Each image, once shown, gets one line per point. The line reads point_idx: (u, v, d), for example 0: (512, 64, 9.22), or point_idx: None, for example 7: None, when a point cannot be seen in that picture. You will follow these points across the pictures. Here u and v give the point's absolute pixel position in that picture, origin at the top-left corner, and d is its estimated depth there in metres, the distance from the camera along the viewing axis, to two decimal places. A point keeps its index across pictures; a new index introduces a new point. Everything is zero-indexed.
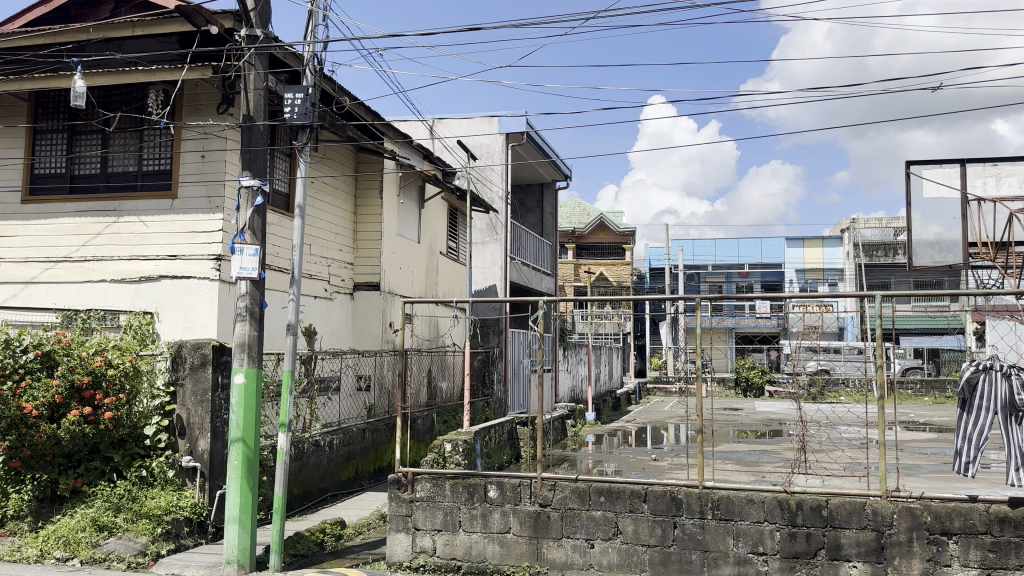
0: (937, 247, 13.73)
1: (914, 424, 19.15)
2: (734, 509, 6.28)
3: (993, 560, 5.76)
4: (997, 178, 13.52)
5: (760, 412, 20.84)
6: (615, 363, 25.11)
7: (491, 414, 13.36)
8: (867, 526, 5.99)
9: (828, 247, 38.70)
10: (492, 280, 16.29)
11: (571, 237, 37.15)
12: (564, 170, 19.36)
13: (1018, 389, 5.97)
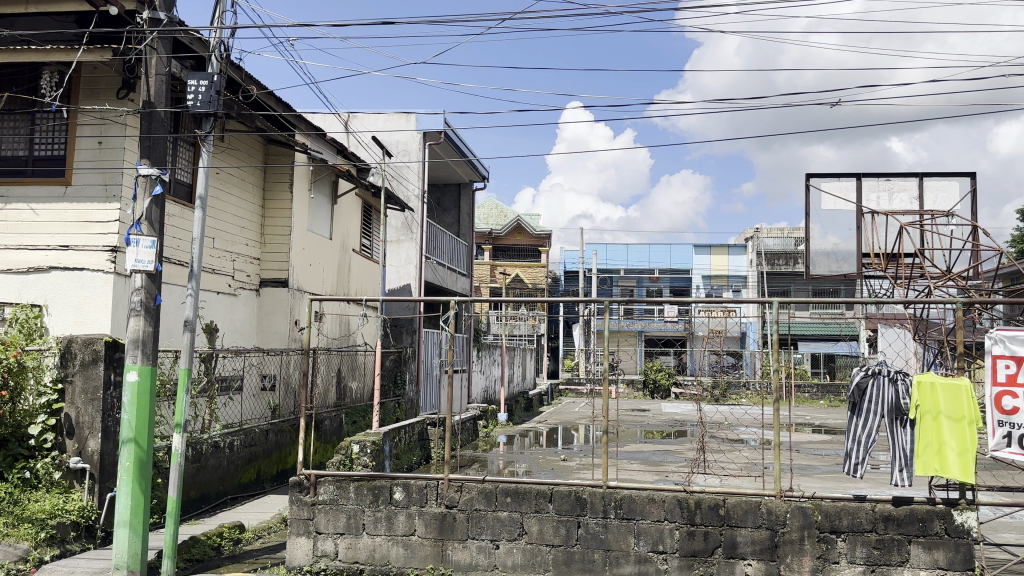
0: (834, 256, 14.36)
1: (810, 425, 20.03)
2: (636, 508, 6.38)
3: (878, 556, 6.02)
4: (889, 193, 14.19)
5: (666, 414, 21.39)
6: (529, 364, 25.29)
7: (402, 415, 13.13)
8: (762, 525, 6.17)
9: (733, 255, 39.99)
10: (406, 279, 16.12)
11: (488, 238, 37.27)
12: (482, 171, 19.35)
13: (904, 394, 6.27)
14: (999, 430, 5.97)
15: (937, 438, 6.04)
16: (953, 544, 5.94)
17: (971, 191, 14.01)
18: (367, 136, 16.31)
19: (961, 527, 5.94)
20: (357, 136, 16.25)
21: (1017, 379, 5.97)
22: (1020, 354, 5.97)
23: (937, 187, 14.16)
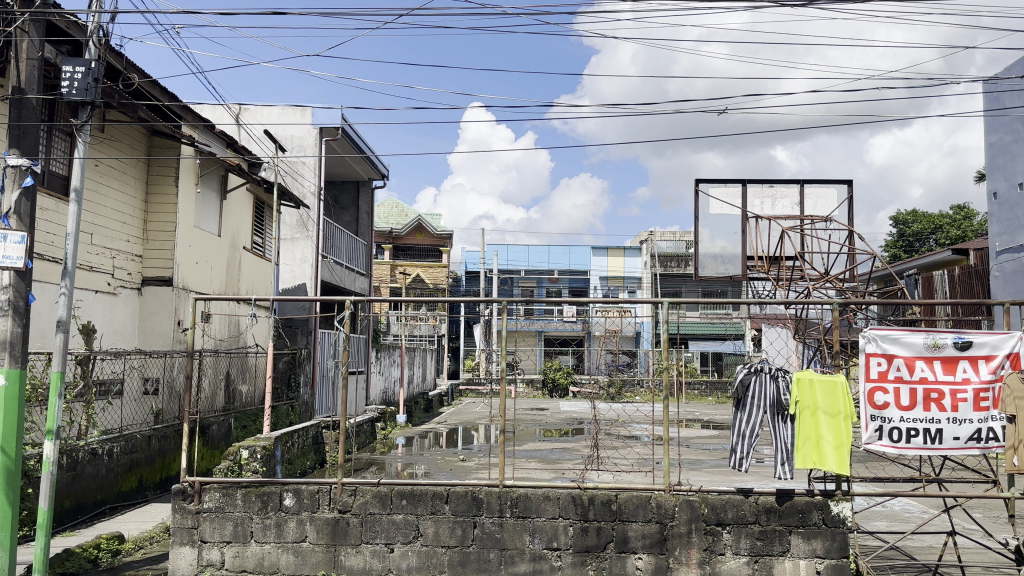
0: (721, 259, 14.91)
1: (699, 421, 20.74)
2: (531, 506, 6.41)
3: (760, 547, 6.25)
4: (772, 199, 14.83)
5: (563, 412, 21.68)
6: (429, 364, 25.18)
7: (296, 419, 12.70)
8: (652, 519, 6.32)
9: (629, 257, 40.96)
10: (301, 279, 15.71)
11: (388, 237, 36.83)
12: (381, 169, 19.10)
13: (783, 390, 6.55)
14: (872, 424, 6.30)
15: (815, 432, 6.33)
16: (830, 533, 6.21)
17: (847, 198, 14.85)
18: (259, 129, 15.79)
19: (837, 517, 6.23)
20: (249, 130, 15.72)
21: (888, 375, 6.33)
22: (891, 352, 6.34)
23: (817, 194, 14.92)
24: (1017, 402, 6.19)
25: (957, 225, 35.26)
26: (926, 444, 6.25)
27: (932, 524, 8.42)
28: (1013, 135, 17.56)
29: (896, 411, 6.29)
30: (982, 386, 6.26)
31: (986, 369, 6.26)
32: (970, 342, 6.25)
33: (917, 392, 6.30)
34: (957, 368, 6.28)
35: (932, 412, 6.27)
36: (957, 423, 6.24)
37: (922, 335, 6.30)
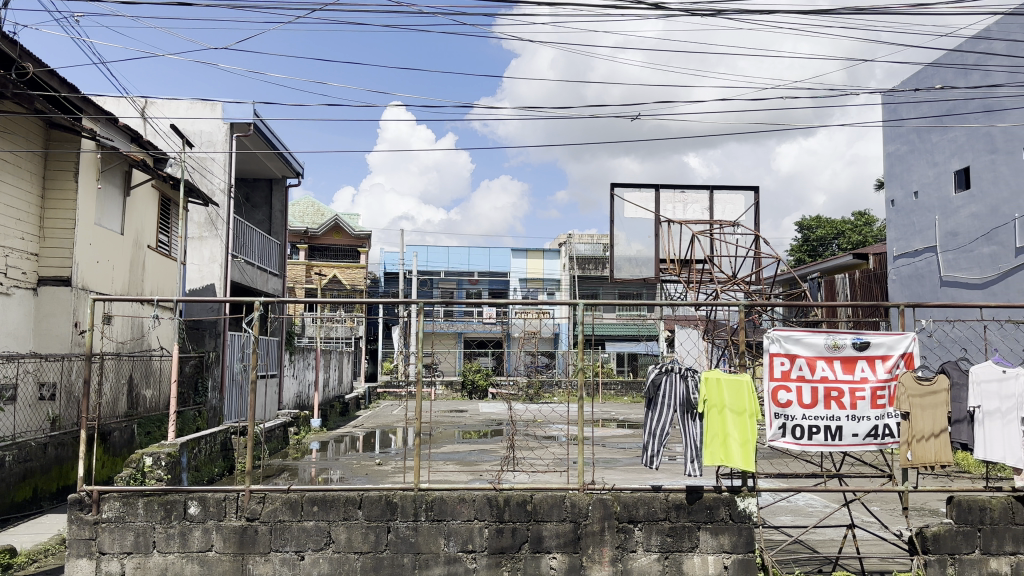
0: (635, 262, 15.21)
1: (615, 421, 21.11)
2: (446, 509, 6.38)
3: (671, 543, 6.38)
4: (683, 204, 15.31)
5: (482, 414, 21.70)
6: (346, 366, 24.80)
7: (203, 424, 12.28)
8: (566, 518, 6.38)
9: (548, 259, 41.29)
10: (210, 279, 15.24)
11: (303, 237, 36.11)
12: (296, 167, 18.73)
13: (693, 389, 6.72)
14: (776, 422, 6.51)
15: (722, 430, 6.51)
16: (737, 528, 6.40)
17: (754, 204, 15.42)
18: (165, 124, 15.24)
19: (743, 513, 6.42)
20: (155, 124, 15.14)
21: (790, 374, 6.56)
22: (793, 352, 6.57)
23: (725, 200, 15.42)
24: (910, 400, 6.51)
25: (857, 231, 37.01)
26: (827, 441, 6.50)
27: (832, 517, 8.78)
28: (908, 146, 18.51)
29: (798, 409, 6.53)
30: (879, 385, 6.56)
31: (882, 368, 6.56)
32: (867, 343, 6.54)
33: (819, 391, 6.55)
34: (856, 368, 6.56)
35: (833, 410, 6.52)
36: (856, 420, 6.51)
37: (823, 336, 6.56)
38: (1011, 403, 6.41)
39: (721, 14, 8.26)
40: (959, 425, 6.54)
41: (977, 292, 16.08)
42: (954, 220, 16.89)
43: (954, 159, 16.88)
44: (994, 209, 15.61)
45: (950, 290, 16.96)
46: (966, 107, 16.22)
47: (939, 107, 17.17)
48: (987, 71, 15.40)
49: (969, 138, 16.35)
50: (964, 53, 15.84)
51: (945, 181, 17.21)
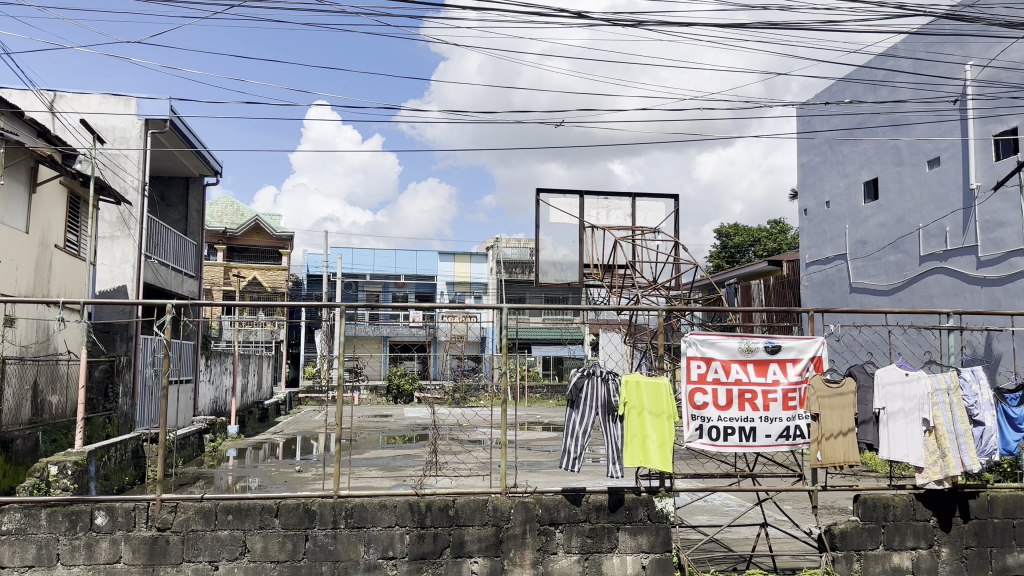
0: (560, 266, 15.33)
1: (540, 424, 21.25)
2: (366, 515, 6.29)
3: (591, 545, 6.46)
4: (607, 210, 15.49)
5: (407, 418, 21.55)
6: (265, 371, 24.25)
7: (113, 432, 11.82)
8: (488, 522, 6.39)
9: (475, 263, 41.26)
10: (121, 280, 14.72)
11: (222, 237, 35.15)
12: (213, 166, 18.19)
13: (614, 392, 6.82)
14: (693, 424, 6.66)
15: (641, 432, 6.63)
16: (654, 528, 6.52)
17: (674, 211, 15.73)
18: (76, 119, 14.48)
19: (661, 513, 6.56)
20: (64, 120, 14.38)
21: (706, 377, 6.73)
22: (709, 355, 6.75)
23: (647, 207, 15.69)
24: (820, 401, 6.75)
25: (773, 239, 38.34)
26: (741, 442, 6.69)
27: (747, 516, 9.05)
28: (821, 157, 19.25)
29: (714, 410, 6.70)
30: (790, 387, 6.79)
31: (793, 371, 6.80)
32: (779, 346, 6.78)
33: (733, 393, 6.74)
34: (768, 371, 6.78)
35: (746, 412, 6.72)
36: (769, 421, 6.73)
37: (736, 339, 6.77)
38: (913, 404, 6.69)
39: (642, 26, 8.43)
40: (865, 425, 6.81)
41: (884, 298, 16.84)
42: (863, 229, 17.65)
43: (863, 171, 17.64)
44: (900, 219, 16.38)
45: (859, 296, 17.71)
46: (875, 121, 16.99)
47: (849, 120, 17.93)
48: (894, 87, 16.16)
49: (877, 150, 17.12)
50: (873, 69, 16.59)
51: (855, 192, 17.96)
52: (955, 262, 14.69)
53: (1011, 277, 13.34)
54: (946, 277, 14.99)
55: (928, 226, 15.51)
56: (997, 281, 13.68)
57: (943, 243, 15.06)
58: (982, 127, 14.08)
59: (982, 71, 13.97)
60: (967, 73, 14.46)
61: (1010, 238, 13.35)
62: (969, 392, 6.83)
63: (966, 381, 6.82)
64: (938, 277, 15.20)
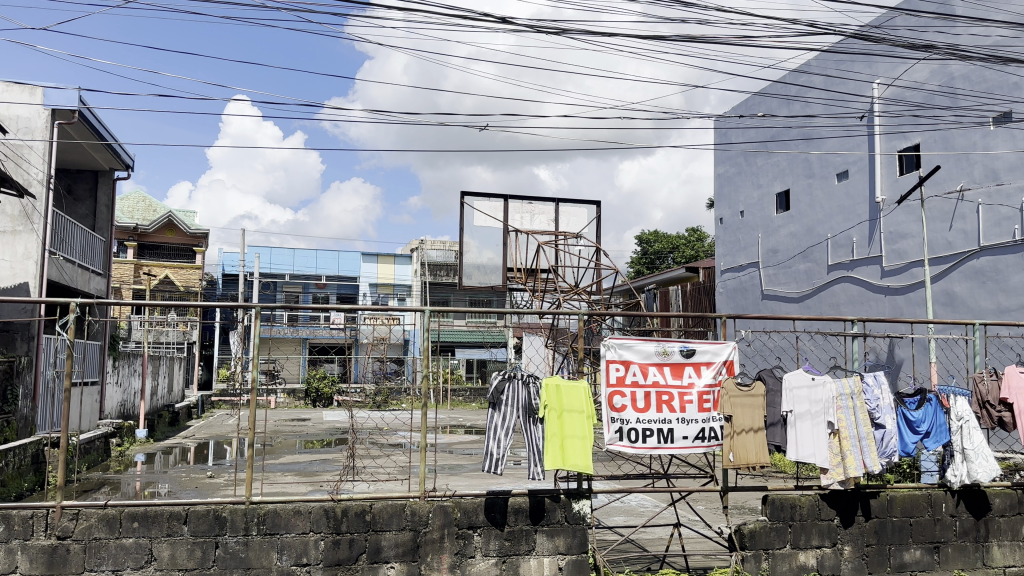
0: (484, 270, 15.32)
1: (462, 427, 21.23)
2: (279, 522, 6.15)
3: (508, 547, 6.48)
4: (531, 214, 15.36)
5: (325, 422, 21.18)
6: (177, 373, 23.47)
7: (11, 436, 11.23)
8: (406, 527, 6.33)
9: (398, 264, 40.87)
10: (23, 277, 14.01)
11: (133, 234, 33.88)
12: (125, 159, 17.57)
13: (534, 394, 6.88)
14: (612, 426, 6.74)
15: (561, 433, 6.66)
16: (572, 530, 6.58)
17: (596, 217, 16.00)
18: None
19: (578, 514, 6.62)
20: None
21: (625, 379, 6.84)
22: (627, 358, 6.87)
23: (570, 212, 15.87)
24: (733, 402, 6.91)
25: (691, 246, 39.37)
26: (659, 443, 6.82)
27: (660, 517, 9.25)
28: (736, 168, 19.84)
29: (632, 413, 6.81)
30: (705, 389, 6.98)
31: (707, 373, 7.00)
32: (693, 350, 6.95)
33: (651, 396, 6.87)
34: (684, 373, 6.95)
35: (664, 413, 6.86)
36: (685, 422, 6.90)
37: (653, 343, 6.92)
38: (819, 407, 6.94)
39: (565, 34, 8.49)
40: (773, 428, 7.01)
41: (794, 305, 17.48)
42: (775, 238, 18.26)
43: (776, 182, 18.25)
44: (810, 229, 17.01)
45: (771, 303, 18.32)
46: (788, 135, 17.61)
47: (764, 133, 18.54)
48: (807, 102, 16.78)
49: (789, 162, 17.75)
50: (786, 84, 17.19)
51: (768, 202, 18.56)
52: (860, 272, 15.35)
53: (912, 286, 14.04)
54: (852, 286, 15.66)
55: (836, 236, 16.17)
56: (899, 289, 14.36)
57: (850, 253, 15.71)
58: (887, 143, 14.78)
59: (888, 89, 14.65)
60: (874, 91, 15.15)
61: (912, 250, 14.04)
62: (871, 396, 7.14)
63: (868, 386, 7.14)
64: (845, 286, 15.85)
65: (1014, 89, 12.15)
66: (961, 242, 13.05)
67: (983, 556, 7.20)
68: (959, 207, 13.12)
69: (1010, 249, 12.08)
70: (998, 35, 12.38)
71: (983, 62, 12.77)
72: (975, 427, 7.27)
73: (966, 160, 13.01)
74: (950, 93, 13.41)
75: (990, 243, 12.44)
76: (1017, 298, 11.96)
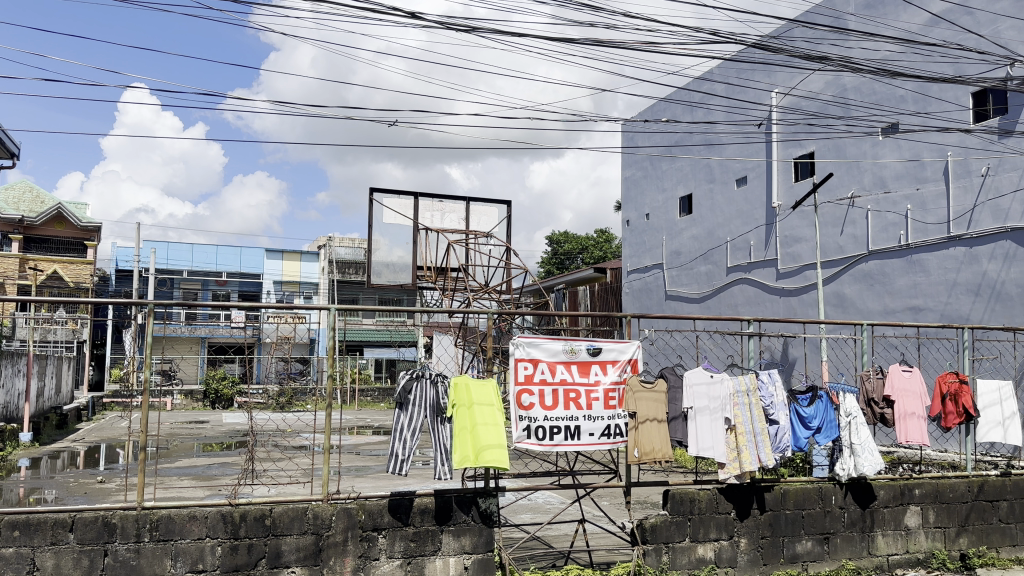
0: (392, 268, 15.08)
1: (369, 428, 20.95)
2: (173, 527, 5.90)
3: (414, 548, 6.41)
4: (441, 213, 15.36)
5: (226, 424, 20.53)
6: (65, 374, 22.28)
7: None
8: (308, 531, 6.17)
9: (305, 261, 40.06)
10: None
11: (18, 226, 31.97)
12: (10, 147, 16.55)
13: (442, 394, 6.82)
14: (520, 424, 6.77)
15: (471, 425, 6.61)
16: (478, 529, 6.57)
17: (506, 217, 16.14)
18: None
19: (485, 513, 6.62)
20: None
21: (533, 378, 6.87)
22: (535, 357, 6.91)
23: (481, 211, 15.91)
24: (636, 397, 7.07)
25: (599, 247, 40.04)
26: (566, 440, 6.88)
27: (565, 513, 9.39)
28: (642, 172, 20.27)
29: (540, 410, 6.85)
30: (611, 386, 7.08)
31: (613, 371, 7.10)
32: (600, 348, 7.07)
33: (558, 393, 6.92)
34: (590, 371, 7.03)
35: (571, 410, 6.93)
36: (591, 419, 6.98)
37: (561, 342, 6.99)
38: (717, 403, 7.14)
39: (474, 32, 8.31)
40: (675, 422, 7.16)
41: (695, 306, 18.00)
42: (678, 240, 18.75)
43: (680, 186, 18.75)
44: (711, 232, 17.53)
45: (674, 304, 18.82)
46: (691, 140, 18.11)
47: (669, 138, 19.00)
48: (709, 109, 17.33)
49: (692, 168, 18.25)
50: (690, 91, 17.67)
51: (672, 206, 19.05)
52: (757, 274, 15.94)
53: (805, 288, 14.67)
54: (750, 288, 16.24)
55: (735, 239, 16.73)
56: (793, 291, 14.97)
57: (748, 256, 16.30)
58: (784, 151, 15.40)
59: (785, 98, 15.25)
60: (772, 100, 15.74)
61: (805, 253, 14.68)
62: (766, 393, 7.41)
63: (763, 383, 7.41)
64: (743, 288, 16.43)
65: (901, 102, 12.85)
66: (851, 246, 13.72)
67: (868, 545, 7.57)
68: (850, 213, 13.79)
69: (896, 253, 12.78)
70: (886, 50, 13.07)
71: (872, 76, 13.46)
72: (862, 422, 7.63)
73: (857, 168, 13.69)
74: (842, 103, 14.08)
75: (877, 247, 13.12)
76: (902, 300, 12.67)
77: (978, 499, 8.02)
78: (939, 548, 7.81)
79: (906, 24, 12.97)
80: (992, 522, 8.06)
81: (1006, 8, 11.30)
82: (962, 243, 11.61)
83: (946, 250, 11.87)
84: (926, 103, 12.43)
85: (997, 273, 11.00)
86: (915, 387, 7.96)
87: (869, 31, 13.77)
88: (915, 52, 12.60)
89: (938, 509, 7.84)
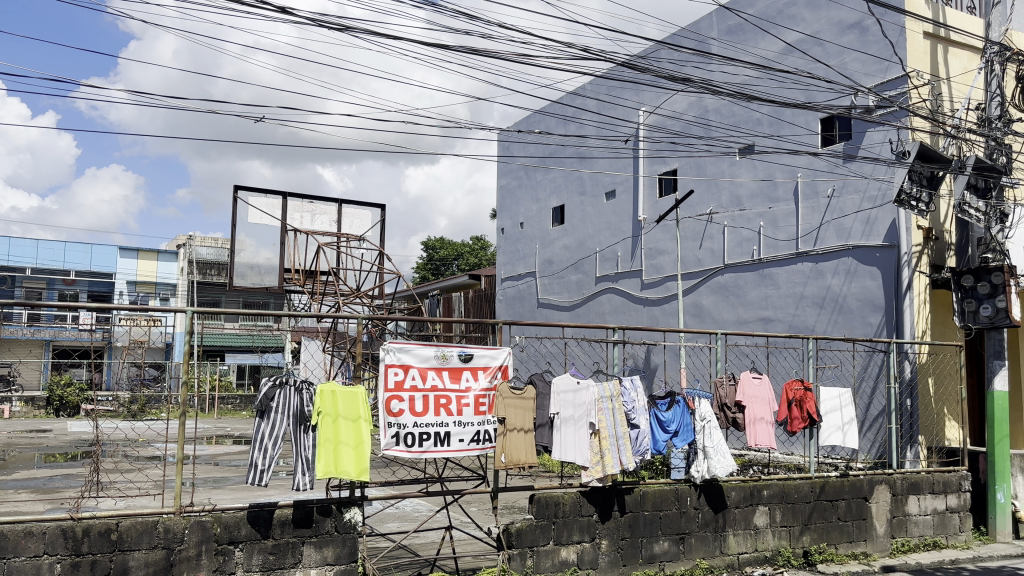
0: (257, 270, 14.46)
1: (230, 436, 20.17)
2: (6, 545, 5.47)
3: (272, 561, 6.21)
4: (312, 214, 15.24)
5: (71, 433, 19.27)
6: None
7: None
8: (158, 545, 5.86)
9: (162, 261, 38.27)
10: None
11: None
12: None
13: (308, 401, 6.61)
14: (389, 431, 6.65)
15: (336, 440, 6.52)
16: (341, 539, 6.46)
17: (380, 221, 16.23)
18: None
19: (348, 523, 6.51)
20: None
21: (404, 384, 6.78)
22: (406, 363, 6.82)
23: (353, 214, 15.94)
24: (505, 403, 7.13)
25: (474, 254, 40.38)
26: (435, 446, 6.85)
27: (432, 521, 9.42)
28: (517, 181, 20.60)
29: (409, 417, 6.77)
30: (481, 392, 7.13)
31: (483, 378, 7.16)
32: (471, 355, 7.11)
33: (428, 399, 6.89)
34: (461, 378, 7.06)
35: (441, 416, 6.92)
36: (461, 425, 7.00)
37: (432, 348, 6.94)
38: (582, 410, 7.35)
39: (347, 32, 8.05)
40: (542, 429, 7.29)
41: (565, 314, 18.39)
42: (549, 249, 19.12)
43: (552, 197, 19.16)
44: (581, 243, 17.98)
45: (545, 311, 19.16)
46: (563, 153, 18.58)
47: (542, 150, 19.41)
48: (581, 124, 17.87)
49: (564, 180, 18.69)
50: (563, 105, 18.15)
51: (544, 216, 19.43)
52: (624, 284, 16.49)
53: (666, 298, 15.30)
54: (616, 297, 16.76)
55: (604, 250, 17.22)
56: (656, 301, 15.57)
57: (615, 266, 16.82)
58: (650, 166, 15.98)
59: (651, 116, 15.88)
60: (640, 117, 16.39)
61: (667, 265, 15.30)
62: (628, 398, 7.67)
63: (626, 390, 7.66)
64: (609, 297, 16.94)
65: (757, 125, 13.66)
66: (708, 259, 14.41)
67: (721, 543, 7.96)
68: (708, 229, 14.49)
69: (749, 267, 13.56)
70: (745, 75, 13.88)
71: (732, 99, 14.22)
72: (715, 426, 8.05)
73: (715, 186, 14.40)
74: (704, 124, 14.82)
75: (733, 261, 13.86)
76: (754, 311, 13.42)
77: (820, 499, 8.57)
78: (784, 546, 8.32)
79: (763, 52, 13.89)
80: (832, 520, 8.64)
81: (851, 41, 12.23)
82: (810, 258, 12.42)
83: (795, 265, 12.68)
84: (779, 126, 13.26)
85: (840, 287, 11.86)
86: (764, 394, 8.44)
87: (730, 56, 14.58)
88: (770, 78, 13.42)
89: (784, 509, 8.34)
